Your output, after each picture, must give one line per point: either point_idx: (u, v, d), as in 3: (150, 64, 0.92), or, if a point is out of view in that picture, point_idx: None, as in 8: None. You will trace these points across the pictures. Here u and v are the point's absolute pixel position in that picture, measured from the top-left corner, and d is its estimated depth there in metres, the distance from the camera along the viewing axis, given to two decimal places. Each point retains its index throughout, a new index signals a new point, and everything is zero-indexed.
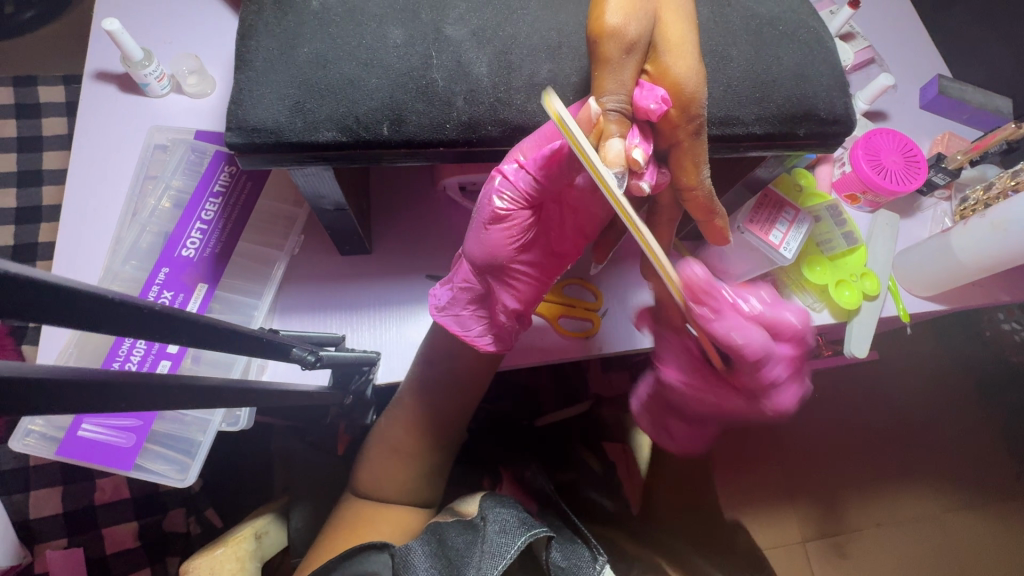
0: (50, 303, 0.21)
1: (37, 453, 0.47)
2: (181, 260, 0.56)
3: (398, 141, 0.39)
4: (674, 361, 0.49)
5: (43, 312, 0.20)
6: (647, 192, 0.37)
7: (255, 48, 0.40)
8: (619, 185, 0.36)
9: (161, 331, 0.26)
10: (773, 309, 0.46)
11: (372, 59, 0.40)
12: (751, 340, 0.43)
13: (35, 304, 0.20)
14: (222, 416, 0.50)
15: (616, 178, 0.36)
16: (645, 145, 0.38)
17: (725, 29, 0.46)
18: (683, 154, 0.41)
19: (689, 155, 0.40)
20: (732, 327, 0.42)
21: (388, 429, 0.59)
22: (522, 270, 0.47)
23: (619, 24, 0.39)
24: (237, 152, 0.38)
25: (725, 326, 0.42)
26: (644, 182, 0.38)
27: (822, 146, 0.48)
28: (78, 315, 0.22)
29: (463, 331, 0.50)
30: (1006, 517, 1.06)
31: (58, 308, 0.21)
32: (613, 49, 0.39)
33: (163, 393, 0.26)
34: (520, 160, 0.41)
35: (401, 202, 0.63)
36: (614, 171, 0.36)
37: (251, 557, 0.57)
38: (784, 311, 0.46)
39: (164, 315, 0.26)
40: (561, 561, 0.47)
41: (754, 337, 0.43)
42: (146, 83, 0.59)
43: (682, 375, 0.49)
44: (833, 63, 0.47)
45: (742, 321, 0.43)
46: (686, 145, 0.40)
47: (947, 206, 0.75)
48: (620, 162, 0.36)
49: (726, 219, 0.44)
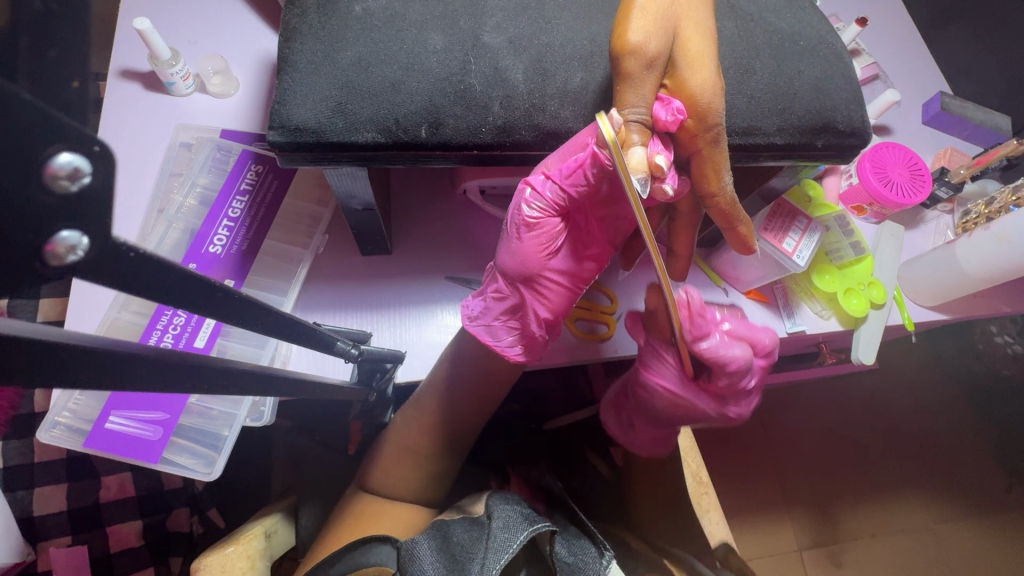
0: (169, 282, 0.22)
1: (63, 445, 0.47)
2: (209, 256, 0.56)
3: (435, 143, 0.40)
4: (660, 372, 0.51)
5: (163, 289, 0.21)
6: (671, 196, 0.39)
7: (299, 51, 0.41)
8: (642, 190, 0.37)
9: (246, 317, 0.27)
10: (749, 331, 0.51)
11: (413, 64, 0.41)
12: (735, 357, 0.48)
13: (153, 282, 0.21)
14: (247, 411, 0.50)
15: (641, 184, 0.37)
16: (667, 153, 0.39)
17: (749, 43, 0.47)
18: (703, 162, 0.42)
19: (709, 162, 0.42)
20: (715, 342, 0.48)
21: (403, 430, 0.60)
22: (552, 277, 0.48)
23: (640, 41, 0.40)
24: (279, 150, 0.39)
25: (710, 344, 0.48)
26: (667, 187, 0.39)
27: (839, 158, 0.49)
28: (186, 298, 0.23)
29: (493, 341, 0.50)
30: (996, 526, 1.08)
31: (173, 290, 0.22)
32: (635, 65, 0.40)
33: (198, 374, 0.26)
34: (546, 171, 0.42)
35: (420, 205, 0.64)
36: (637, 177, 0.37)
37: (261, 556, 0.57)
38: (759, 331, 0.51)
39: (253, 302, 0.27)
40: (567, 557, 0.47)
41: (738, 354, 0.48)
42: (171, 82, 0.60)
43: (669, 385, 0.51)
44: (851, 78, 0.49)
45: (723, 341, 0.48)
46: (705, 153, 0.42)
47: (949, 219, 0.77)
48: (643, 168, 0.37)
49: (749, 225, 0.45)
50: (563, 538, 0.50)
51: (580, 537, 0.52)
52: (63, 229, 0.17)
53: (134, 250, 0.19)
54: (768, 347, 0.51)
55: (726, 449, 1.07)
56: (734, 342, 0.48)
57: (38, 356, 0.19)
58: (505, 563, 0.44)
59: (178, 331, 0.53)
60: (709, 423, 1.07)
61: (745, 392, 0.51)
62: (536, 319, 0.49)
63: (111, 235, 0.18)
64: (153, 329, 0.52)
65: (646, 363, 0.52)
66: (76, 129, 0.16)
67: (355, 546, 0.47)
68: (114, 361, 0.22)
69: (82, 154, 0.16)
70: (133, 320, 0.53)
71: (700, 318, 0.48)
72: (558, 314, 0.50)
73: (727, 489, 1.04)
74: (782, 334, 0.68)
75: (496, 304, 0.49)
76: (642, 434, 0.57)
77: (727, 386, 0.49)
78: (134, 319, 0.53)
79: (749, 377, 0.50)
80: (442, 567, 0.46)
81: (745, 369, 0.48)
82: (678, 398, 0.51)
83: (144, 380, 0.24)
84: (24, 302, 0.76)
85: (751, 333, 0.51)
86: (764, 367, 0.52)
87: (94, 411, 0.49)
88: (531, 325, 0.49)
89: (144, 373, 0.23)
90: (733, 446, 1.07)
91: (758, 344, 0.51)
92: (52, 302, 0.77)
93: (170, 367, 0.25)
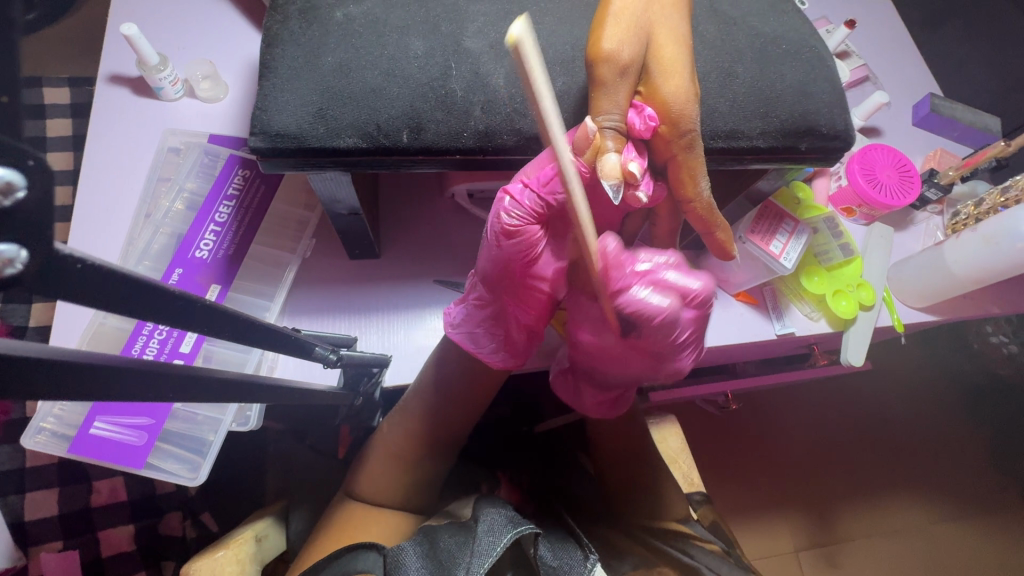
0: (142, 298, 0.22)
1: (48, 451, 0.47)
2: (195, 261, 0.56)
3: (416, 148, 0.41)
4: (589, 325, 0.46)
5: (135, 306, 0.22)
6: (644, 202, 0.39)
7: (281, 56, 0.41)
8: (614, 198, 0.37)
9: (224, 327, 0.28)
10: (680, 275, 0.43)
11: (394, 69, 0.41)
12: (657, 309, 0.41)
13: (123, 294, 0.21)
14: (233, 415, 0.50)
15: (612, 191, 0.37)
16: (641, 160, 0.39)
17: (732, 46, 0.48)
18: (680, 167, 0.42)
19: (684, 168, 0.41)
20: (632, 296, 0.41)
21: (391, 435, 0.59)
22: (531, 286, 0.47)
23: (613, 48, 0.40)
24: (260, 156, 0.39)
25: (632, 295, 0.41)
26: (640, 193, 0.39)
27: (822, 161, 0.49)
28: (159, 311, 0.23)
29: (476, 347, 0.51)
30: (991, 527, 1.08)
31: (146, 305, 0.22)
32: (608, 72, 0.40)
33: (175, 384, 0.26)
34: (524, 180, 0.42)
35: (408, 209, 0.64)
36: (609, 184, 0.37)
37: (252, 560, 0.57)
38: (688, 275, 0.42)
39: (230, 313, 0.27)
40: (552, 560, 0.47)
41: (658, 304, 0.41)
42: (159, 87, 0.61)
43: (594, 337, 0.46)
44: (834, 81, 0.49)
45: (645, 289, 0.41)
46: (680, 159, 0.41)
47: (938, 220, 0.77)
48: (616, 175, 0.37)
49: (729, 232, 0.44)
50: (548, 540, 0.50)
51: (566, 540, 0.52)
52: (2, 243, 0.17)
53: (83, 260, 0.19)
54: (701, 295, 0.42)
55: (720, 450, 1.06)
56: (653, 291, 0.41)
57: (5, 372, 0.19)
58: (490, 566, 0.44)
59: (164, 337, 0.53)
60: (703, 425, 1.07)
61: (680, 348, 0.44)
62: (518, 325, 0.49)
63: (54, 245, 0.18)
64: (139, 334, 0.52)
65: (573, 319, 0.47)
66: (12, 146, 0.17)
67: (339, 554, 0.47)
68: (86, 375, 0.22)
69: (17, 168, 0.17)
70: (118, 325, 0.53)
71: (617, 270, 0.41)
72: (540, 321, 0.49)
73: (721, 491, 1.04)
74: (771, 336, 0.68)
75: (478, 310, 0.50)
76: (588, 397, 0.55)
77: (657, 342, 0.43)
78: (120, 325, 0.53)
79: (682, 330, 0.42)
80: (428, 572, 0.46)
81: (672, 322, 0.41)
82: (611, 352, 0.46)
83: (120, 392, 0.23)
84: (14, 308, 0.76)
85: (674, 278, 0.42)
86: (700, 318, 0.43)
87: (79, 416, 0.49)
88: (513, 331, 0.49)
89: (119, 386, 0.23)
90: (727, 447, 1.07)
91: (688, 291, 0.42)
92: (43, 307, 0.77)
93: (149, 378, 0.24)
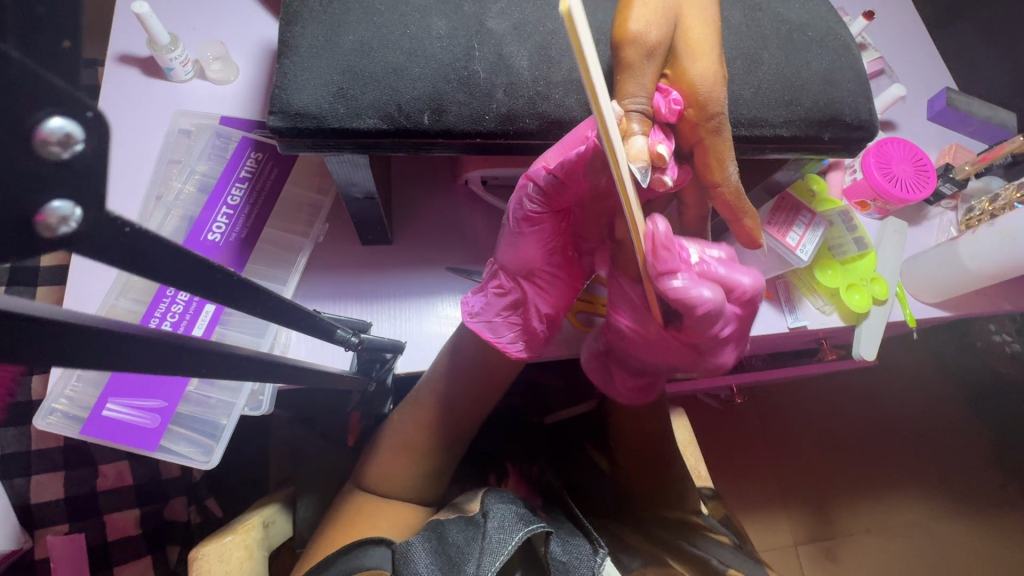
0: (166, 259, 0.21)
1: (60, 432, 0.47)
2: (207, 244, 0.56)
3: (438, 131, 0.40)
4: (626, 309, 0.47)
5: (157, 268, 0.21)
6: (671, 186, 0.38)
7: (301, 34, 0.40)
8: (643, 180, 0.36)
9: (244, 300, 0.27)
10: (728, 270, 0.42)
11: (416, 49, 0.40)
12: (703, 299, 0.38)
13: (144, 258, 0.20)
14: (246, 399, 0.50)
15: (639, 173, 0.36)
16: (668, 144, 0.39)
17: (757, 33, 0.47)
18: (707, 152, 0.41)
19: (712, 152, 0.41)
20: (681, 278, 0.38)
21: (401, 425, 0.59)
22: (552, 273, 0.48)
23: (640, 29, 0.40)
24: (279, 135, 0.39)
25: (678, 282, 0.38)
26: (667, 177, 0.38)
27: (844, 151, 0.49)
28: (180, 275, 0.22)
29: (495, 337, 0.49)
30: (991, 524, 1.08)
31: (169, 266, 0.21)
32: (635, 54, 0.39)
33: (199, 358, 0.25)
34: (545, 164, 0.41)
35: (421, 195, 0.63)
36: (637, 167, 0.36)
37: (259, 545, 0.56)
38: (736, 273, 0.42)
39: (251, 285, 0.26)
40: (561, 556, 0.47)
41: (706, 296, 0.39)
42: (170, 68, 0.60)
43: (633, 322, 0.47)
44: (859, 70, 0.48)
45: (691, 279, 0.39)
46: (707, 143, 0.41)
47: (952, 215, 0.77)
48: (644, 157, 0.36)
49: (756, 218, 0.43)
50: (558, 536, 0.50)
51: (574, 534, 0.51)
52: (54, 200, 0.16)
53: (129, 225, 0.19)
54: (747, 293, 0.42)
55: (724, 445, 1.06)
56: (702, 282, 0.39)
57: (31, 334, 0.19)
58: (501, 565, 0.45)
59: (177, 319, 0.53)
60: (708, 419, 1.07)
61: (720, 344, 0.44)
62: (537, 314, 0.49)
63: (102, 205, 0.18)
64: (152, 316, 0.52)
65: (612, 301, 0.48)
66: (68, 94, 0.16)
67: (346, 549, 0.47)
68: (109, 343, 0.21)
69: (73, 119, 0.16)
70: (131, 307, 0.52)
71: (666, 252, 0.37)
72: (558, 309, 0.49)
73: (724, 485, 1.04)
74: (783, 329, 0.68)
75: (498, 299, 0.49)
76: (620, 382, 0.55)
77: (697, 336, 0.42)
78: (132, 307, 0.52)
79: (723, 325, 0.42)
80: (438, 570, 0.45)
81: (717, 314, 0.40)
82: (649, 336, 0.47)
83: (141, 365, 0.23)
84: (20, 290, 0.76)
85: (725, 273, 0.42)
86: (742, 316, 0.43)
87: (91, 398, 0.48)
88: (532, 320, 0.48)
89: (145, 358, 0.23)
90: (730, 442, 1.07)
91: (733, 287, 0.42)
92: (50, 289, 0.77)
93: (175, 350, 0.24)
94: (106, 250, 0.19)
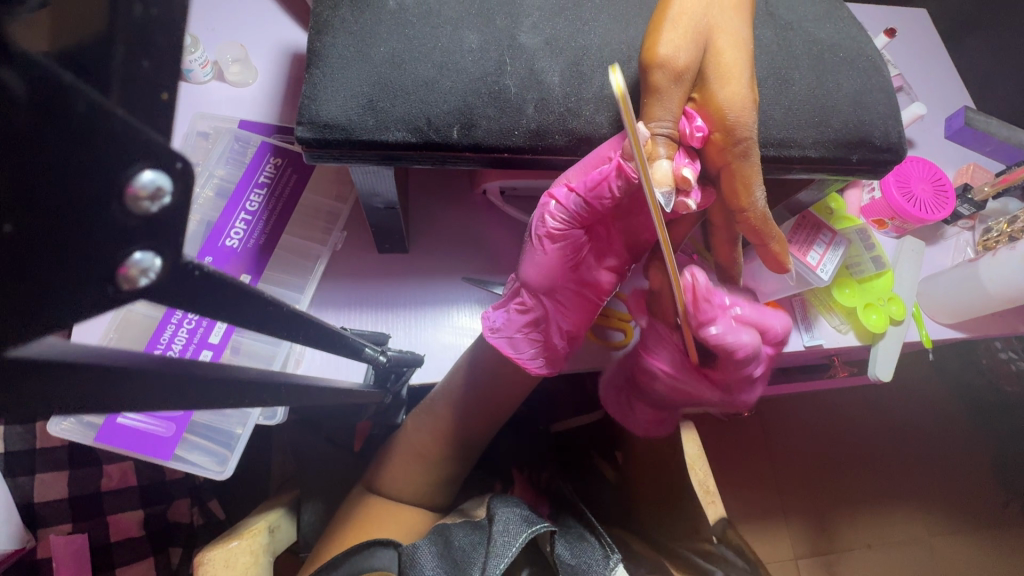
0: (226, 299, 0.21)
1: (73, 438, 0.46)
2: (225, 250, 0.56)
3: (467, 145, 0.39)
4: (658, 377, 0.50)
5: (217, 308, 0.21)
6: (693, 211, 0.37)
7: (331, 44, 0.40)
8: (666, 205, 0.35)
9: (288, 330, 0.26)
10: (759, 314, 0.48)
11: (448, 62, 0.40)
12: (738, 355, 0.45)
13: (207, 301, 0.20)
14: (261, 409, 0.49)
15: (665, 198, 0.36)
16: (693, 167, 0.38)
17: (788, 52, 0.46)
18: (733, 176, 0.40)
19: (739, 177, 0.40)
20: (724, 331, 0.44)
21: (415, 435, 0.58)
22: (573, 289, 0.47)
23: (670, 54, 0.39)
24: (306, 146, 0.38)
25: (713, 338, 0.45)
26: (691, 201, 0.37)
27: (872, 174, 0.48)
28: (237, 311, 0.22)
29: (515, 354, 0.48)
30: (992, 542, 1.08)
31: (227, 306, 0.21)
32: (663, 79, 0.39)
33: (215, 392, 0.24)
34: (569, 183, 0.41)
35: (438, 204, 0.63)
36: (661, 190, 0.36)
37: (264, 551, 0.56)
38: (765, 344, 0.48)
39: (292, 316, 0.25)
40: (570, 559, 0.47)
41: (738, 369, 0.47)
42: (189, 69, 0.59)
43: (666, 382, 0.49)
44: (888, 91, 0.48)
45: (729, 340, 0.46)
46: (734, 167, 0.40)
47: (969, 235, 0.76)
48: (668, 182, 0.36)
49: (784, 244, 0.42)
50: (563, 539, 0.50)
51: (583, 539, 0.51)
52: (136, 251, 0.16)
53: (201, 269, 0.19)
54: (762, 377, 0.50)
55: (729, 456, 1.06)
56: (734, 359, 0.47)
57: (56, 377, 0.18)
58: (506, 568, 0.44)
59: (193, 326, 0.52)
60: (713, 430, 1.07)
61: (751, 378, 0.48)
62: (558, 330, 0.47)
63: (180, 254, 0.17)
64: (168, 323, 0.52)
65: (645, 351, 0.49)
66: (160, 148, 0.16)
67: (357, 550, 0.46)
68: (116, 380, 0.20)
69: (164, 172, 0.16)
70: (147, 313, 0.52)
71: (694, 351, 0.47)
72: (579, 326, 0.48)
73: (729, 496, 1.04)
74: (799, 347, 0.67)
75: (520, 315, 0.47)
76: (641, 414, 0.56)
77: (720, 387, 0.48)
78: (148, 312, 0.52)
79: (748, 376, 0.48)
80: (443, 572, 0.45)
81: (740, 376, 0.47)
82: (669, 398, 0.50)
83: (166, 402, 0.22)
84: None
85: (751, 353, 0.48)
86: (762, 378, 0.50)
87: None
88: (554, 337, 0.47)
89: (147, 393, 0.21)
90: (733, 455, 1.06)
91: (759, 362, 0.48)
92: None
93: (173, 381, 0.22)
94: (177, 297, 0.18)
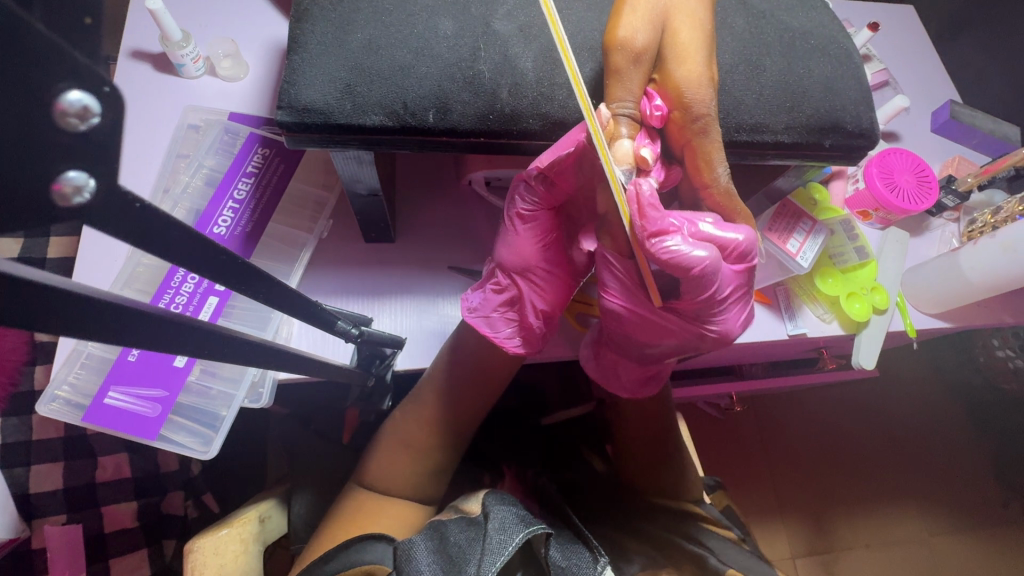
0: (180, 240, 0.24)
1: (62, 419, 0.47)
2: (212, 237, 0.57)
3: (443, 129, 0.40)
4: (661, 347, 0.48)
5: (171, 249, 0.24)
6: (653, 189, 0.39)
7: (310, 31, 0.41)
8: (626, 182, 0.38)
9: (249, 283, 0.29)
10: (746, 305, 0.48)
11: (423, 48, 0.41)
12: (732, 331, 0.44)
13: (149, 233, 0.22)
14: (246, 391, 0.50)
15: (624, 176, 0.38)
16: (652, 147, 0.40)
17: (760, 39, 0.47)
18: (695, 154, 0.41)
19: (700, 154, 0.40)
20: (723, 324, 0.44)
21: (401, 423, 0.59)
22: (548, 268, 0.48)
23: (628, 36, 0.40)
24: (285, 130, 0.39)
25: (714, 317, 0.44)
26: (650, 179, 0.39)
27: (846, 159, 0.49)
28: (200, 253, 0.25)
29: (492, 333, 0.50)
30: (990, 540, 1.07)
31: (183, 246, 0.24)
32: (622, 61, 0.40)
33: (200, 341, 0.26)
34: (538, 166, 0.44)
35: (426, 195, 0.64)
36: (622, 169, 0.38)
37: (253, 540, 0.56)
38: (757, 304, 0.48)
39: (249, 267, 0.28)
40: (561, 561, 0.46)
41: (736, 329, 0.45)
42: (181, 64, 0.60)
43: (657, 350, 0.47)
44: (861, 79, 0.49)
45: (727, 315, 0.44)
46: (694, 145, 0.40)
47: (954, 227, 0.77)
48: (628, 160, 0.38)
49: (748, 218, 0.43)
50: (557, 541, 0.49)
51: (574, 540, 0.51)
52: (70, 170, 0.18)
53: (138, 201, 0.21)
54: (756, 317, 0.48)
55: (726, 454, 1.06)
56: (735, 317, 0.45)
57: (16, 296, 0.19)
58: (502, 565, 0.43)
59: (181, 312, 0.53)
60: (708, 429, 1.07)
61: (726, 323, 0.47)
62: (534, 310, 0.49)
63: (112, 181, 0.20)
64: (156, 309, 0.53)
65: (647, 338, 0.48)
66: (86, 71, 0.17)
67: (350, 543, 0.47)
68: (114, 319, 0.22)
69: (92, 94, 0.18)
70: (135, 299, 0.53)
71: (710, 285, 0.44)
72: (556, 306, 0.49)
73: (725, 494, 1.04)
74: (783, 335, 0.68)
75: (495, 295, 0.49)
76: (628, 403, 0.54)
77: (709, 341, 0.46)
78: (137, 298, 0.53)
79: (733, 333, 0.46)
80: (438, 569, 0.45)
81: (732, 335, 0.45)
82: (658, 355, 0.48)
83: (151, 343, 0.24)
84: None
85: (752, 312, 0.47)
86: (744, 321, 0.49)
87: (94, 386, 0.49)
88: (529, 316, 0.48)
89: (139, 335, 0.23)
90: (730, 453, 1.06)
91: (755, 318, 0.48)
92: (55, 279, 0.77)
93: (165, 326, 0.24)
94: (115, 223, 0.21)
